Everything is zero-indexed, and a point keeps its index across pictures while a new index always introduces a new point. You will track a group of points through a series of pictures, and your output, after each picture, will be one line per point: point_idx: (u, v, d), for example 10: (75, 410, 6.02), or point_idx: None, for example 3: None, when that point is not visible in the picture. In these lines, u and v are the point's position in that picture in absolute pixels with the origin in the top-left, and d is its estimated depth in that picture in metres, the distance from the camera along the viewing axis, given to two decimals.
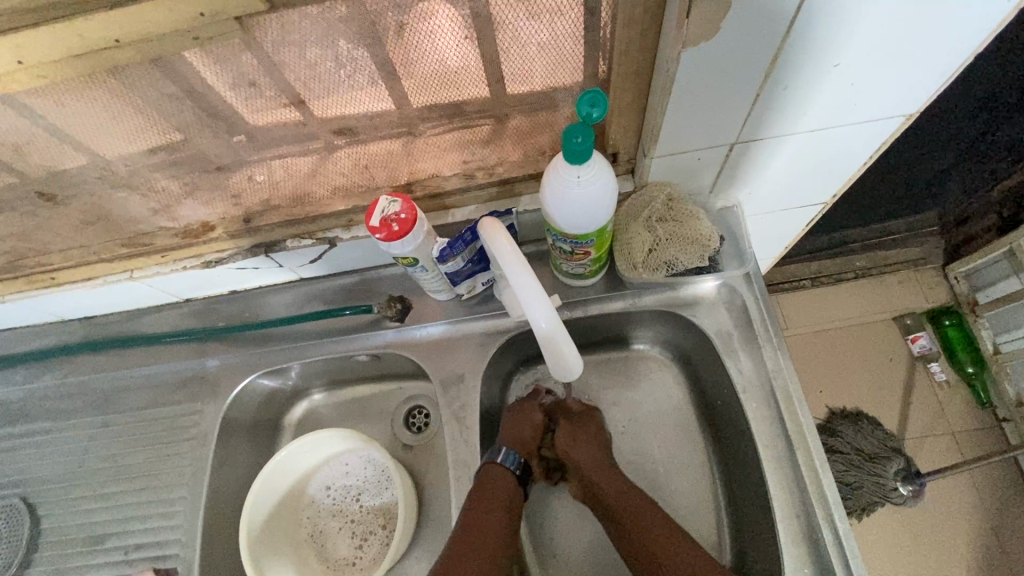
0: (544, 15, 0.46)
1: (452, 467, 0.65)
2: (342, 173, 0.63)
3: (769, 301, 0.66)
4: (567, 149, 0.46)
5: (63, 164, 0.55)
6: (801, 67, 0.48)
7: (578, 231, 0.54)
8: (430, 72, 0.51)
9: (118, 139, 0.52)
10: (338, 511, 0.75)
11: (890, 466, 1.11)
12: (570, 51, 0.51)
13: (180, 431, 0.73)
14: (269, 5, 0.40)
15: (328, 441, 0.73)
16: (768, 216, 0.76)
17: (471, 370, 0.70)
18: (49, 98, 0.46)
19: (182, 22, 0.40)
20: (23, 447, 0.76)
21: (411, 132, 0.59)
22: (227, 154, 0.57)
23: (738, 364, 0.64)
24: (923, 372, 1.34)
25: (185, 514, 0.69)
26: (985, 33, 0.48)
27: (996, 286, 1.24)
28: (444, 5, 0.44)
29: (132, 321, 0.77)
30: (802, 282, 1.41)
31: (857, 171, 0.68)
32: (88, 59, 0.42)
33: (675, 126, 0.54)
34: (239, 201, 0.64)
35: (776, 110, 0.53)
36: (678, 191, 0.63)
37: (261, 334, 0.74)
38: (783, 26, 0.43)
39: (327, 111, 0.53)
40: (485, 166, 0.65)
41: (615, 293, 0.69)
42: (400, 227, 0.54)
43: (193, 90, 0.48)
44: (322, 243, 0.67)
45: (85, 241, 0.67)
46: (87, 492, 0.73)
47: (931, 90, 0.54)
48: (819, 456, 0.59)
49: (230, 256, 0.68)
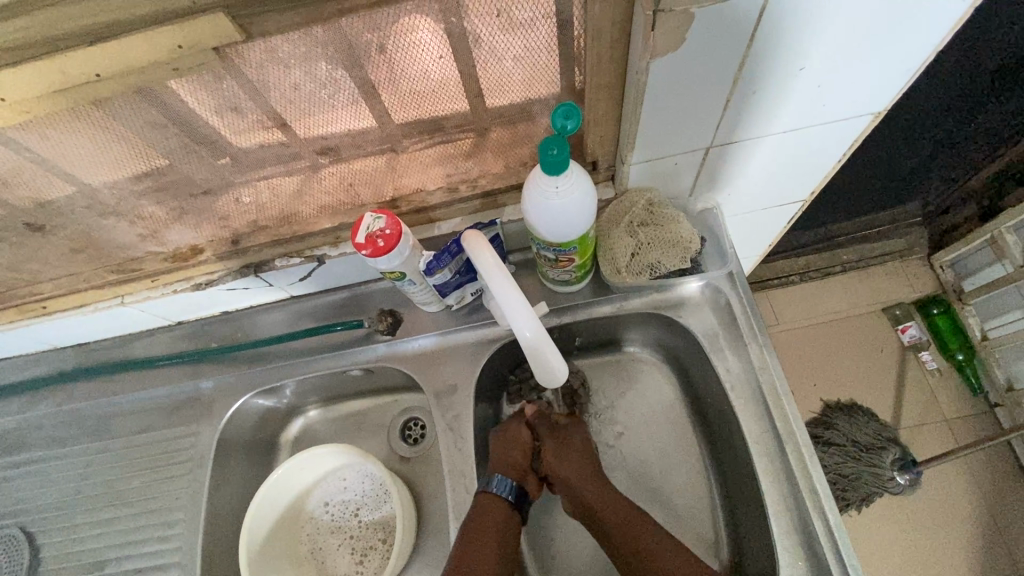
0: (519, 29, 0.47)
1: (448, 476, 0.65)
2: (328, 192, 0.64)
3: (752, 299, 0.67)
4: (543, 161, 0.47)
5: (51, 194, 0.56)
6: (768, 73, 0.50)
7: (560, 239, 0.55)
8: (409, 90, 0.52)
9: (104, 168, 0.53)
10: (337, 527, 0.75)
11: (886, 457, 1.12)
12: (546, 63, 0.52)
13: (176, 453, 0.73)
14: (245, 35, 0.42)
15: (324, 457, 0.73)
16: (749, 215, 0.77)
17: (463, 380, 0.70)
18: (34, 133, 0.47)
19: (159, 55, 0.41)
20: (21, 476, 0.76)
21: (394, 149, 0.60)
22: (212, 178, 0.58)
23: (725, 363, 0.65)
24: (915, 361, 1.35)
25: (183, 536, 0.69)
26: (941, 33, 0.49)
27: (981, 274, 1.27)
28: (421, 23, 0.45)
29: (125, 346, 0.78)
30: (791, 277, 1.43)
31: (833, 168, 0.69)
32: (70, 94, 0.43)
33: (649, 134, 0.55)
34: (227, 223, 0.65)
35: (748, 114, 0.55)
36: (658, 195, 0.65)
37: (253, 354, 0.75)
38: (746, 33, 0.45)
39: (310, 131, 0.54)
40: (469, 178, 0.66)
41: (603, 297, 0.70)
42: (384, 243, 0.55)
43: (176, 118, 0.49)
44: (311, 261, 0.68)
45: (76, 269, 0.67)
46: (86, 519, 0.73)
47: (897, 88, 0.56)
48: (807, 448, 0.60)
49: (220, 278, 0.69)
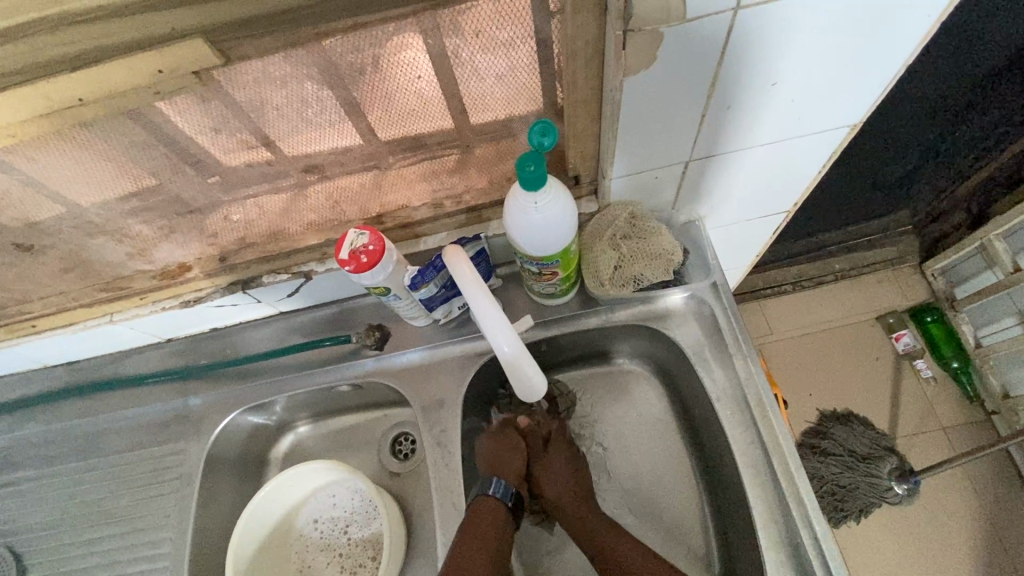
0: (498, 49, 0.48)
1: (436, 492, 0.65)
2: (314, 209, 0.65)
3: (736, 311, 0.67)
4: (521, 177, 0.48)
5: (40, 215, 0.56)
6: (742, 89, 0.51)
7: (542, 253, 0.56)
8: (392, 108, 0.53)
9: (92, 188, 0.54)
10: (326, 545, 0.75)
11: (883, 467, 1.13)
12: (526, 81, 0.53)
13: (165, 471, 0.73)
14: (226, 58, 0.42)
15: (313, 473, 0.73)
16: (733, 226, 0.78)
17: (451, 394, 0.70)
18: (22, 155, 0.48)
19: (142, 79, 0.42)
20: (10, 495, 0.76)
21: (379, 166, 0.61)
22: (199, 197, 0.59)
23: (711, 375, 0.66)
24: (910, 370, 1.35)
25: (171, 555, 0.68)
26: (910, 46, 0.50)
27: (973, 281, 1.27)
28: (403, 43, 0.46)
29: (115, 363, 0.78)
30: (784, 287, 1.43)
31: (814, 179, 0.70)
32: (55, 118, 0.43)
33: (628, 149, 0.56)
34: (215, 240, 0.65)
35: (724, 129, 0.56)
36: (641, 209, 0.65)
37: (242, 370, 0.75)
38: (716, 50, 0.46)
39: (295, 149, 0.55)
40: (454, 194, 0.67)
41: (589, 310, 0.70)
42: (368, 259, 0.55)
43: (162, 139, 0.49)
44: (297, 277, 0.69)
45: (66, 287, 0.68)
46: (74, 538, 0.73)
47: (870, 100, 0.57)
48: (793, 458, 0.60)
49: (208, 294, 0.69)
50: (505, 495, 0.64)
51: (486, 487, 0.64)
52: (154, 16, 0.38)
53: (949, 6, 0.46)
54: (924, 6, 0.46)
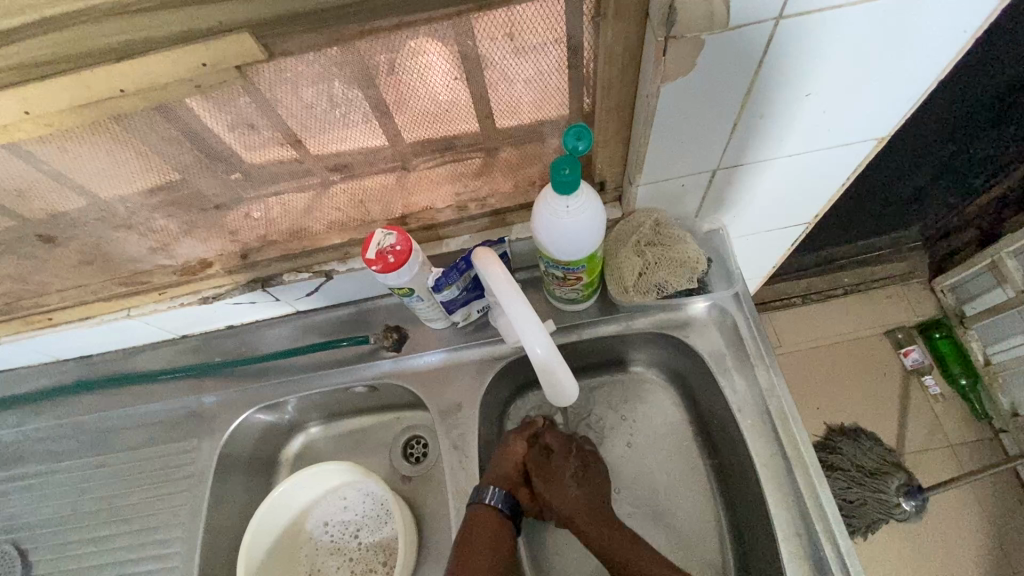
0: (531, 53, 0.48)
1: (453, 497, 0.64)
2: (338, 209, 0.64)
3: (758, 320, 0.67)
4: (556, 180, 0.48)
5: (65, 207, 0.56)
6: (775, 99, 0.51)
7: (569, 257, 0.56)
8: (422, 109, 0.53)
9: (119, 181, 0.54)
10: (336, 549, 0.74)
11: (891, 483, 1.11)
12: (556, 86, 0.53)
13: (176, 468, 0.72)
14: (267, 55, 0.42)
15: (325, 474, 0.72)
16: (753, 236, 0.78)
17: (468, 398, 0.70)
18: (54, 145, 0.48)
19: (185, 72, 0.42)
20: (17, 490, 0.75)
21: (405, 167, 0.61)
22: (224, 193, 0.59)
23: (732, 385, 0.65)
24: (918, 386, 1.35)
25: (180, 555, 0.67)
26: (945, 61, 0.50)
27: (983, 298, 1.27)
28: (434, 43, 0.46)
29: (128, 359, 0.77)
30: (793, 299, 1.43)
31: (837, 191, 0.70)
32: (91, 110, 0.43)
33: (658, 155, 0.56)
34: (236, 237, 0.65)
35: (754, 138, 0.56)
36: (666, 216, 0.65)
37: (256, 368, 0.74)
38: (755, 59, 0.46)
39: (323, 148, 0.55)
40: (477, 198, 0.67)
41: (609, 316, 0.70)
42: (395, 259, 0.55)
43: (193, 133, 0.49)
44: (317, 276, 0.68)
45: (84, 280, 0.67)
46: (81, 536, 0.72)
47: (899, 116, 0.57)
48: (817, 473, 0.59)
49: (227, 291, 0.69)
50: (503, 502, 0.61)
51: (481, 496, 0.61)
52: (202, 10, 0.38)
53: (987, 21, 0.46)
54: (962, 20, 0.46)
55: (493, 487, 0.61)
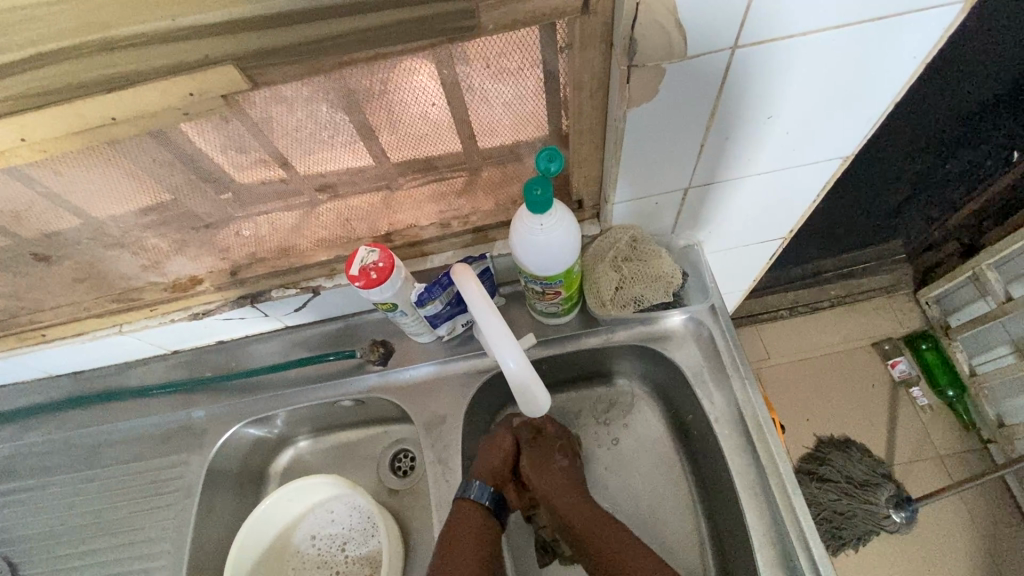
0: (506, 78, 0.51)
1: (436, 509, 0.65)
2: (325, 227, 0.67)
3: (734, 333, 0.68)
4: (528, 200, 0.50)
5: (60, 226, 0.58)
6: (739, 122, 0.53)
7: (546, 273, 0.58)
8: (404, 131, 0.55)
9: (112, 201, 0.56)
10: (323, 562, 0.75)
11: (880, 494, 1.15)
12: (532, 109, 0.55)
13: (165, 482, 0.73)
14: (252, 84, 0.44)
15: (313, 487, 0.73)
16: (730, 251, 0.80)
17: (453, 410, 0.71)
18: (48, 168, 0.50)
19: (174, 101, 0.44)
20: (7, 504, 0.76)
21: (390, 186, 0.64)
22: (214, 213, 0.61)
23: (709, 397, 0.67)
24: (906, 397, 1.36)
25: (168, 569, 0.68)
26: (898, 84, 0.53)
27: (966, 309, 1.29)
28: (416, 66, 0.48)
29: (120, 374, 0.79)
30: (780, 312, 1.45)
31: (808, 208, 0.72)
32: (85, 136, 0.45)
33: (630, 175, 0.58)
34: (226, 255, 0.67)
35: (722, 159, 0.58)
36: (642, 232, 0.67)
37: (245, 382, 0.76)
38: (716, 84, 0.48)
39: (309, 169, 0.57)
40: (460, 215, 0.69)
41: (590, 329, 0.72)
42: (377, 275, 0.57)
43: (183, 156, 0.51)
44: (306, 292, 0.70)
45: (77, 297, 0.69)
46: (70, 550, 0.72)
47: (861, 136, 0.59)
48: (791, 482, 0.61)
49: (218, 307, 0.71)
50: (487, 498, 0.63)
51: (466, 491, 0.63)
52: (189, 44, 0.40)
53: (934, 47, 0.49)
54: (909, 47, 0.48)
55: (477, 481, 0.63)
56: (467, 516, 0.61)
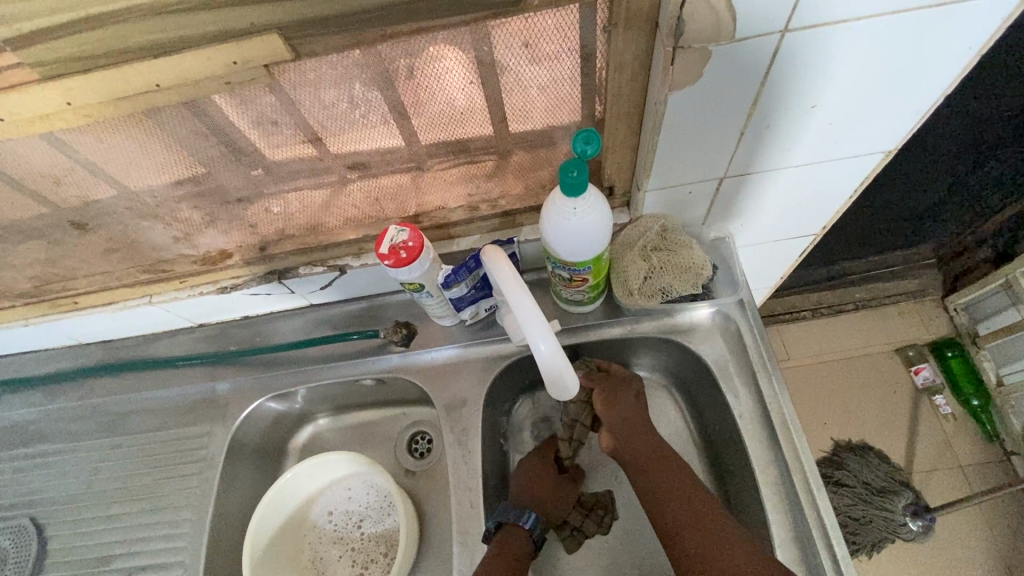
0: (544, 60, 0.50)
1: (453, 489, 0.66)
2: (354, 205, 0.67)
3: (761, 327, 0.67)
4: (564, 182, 0.50)
5: (97, 195, 0.59)
6: (781, 110, 0.52)
7: (577, 258, 0.57)
8: (438, 112, 0.55)
9: (149, 171, 0.56)
10: (339, 538, 0.75)
11: (898, 501, 1.12)
12: (568, 94, 0.55)
13: (188, 452, 0.74)
14: (294, 55, 0.44)
15: (332, 463, 0.74)
16: (760, 246, 0.79)
17: (474, 394, 0.71)
18: (88, 135, 0.50)
19: (217, 69, 0.44)
20: (36, 467, 0.78)
21: (419, 167, 0.64)
22: (246, 188, 0.61)
23: (734, 391, 0.66)
24: (928, 405, 1.34)
25: (189, 536, 0.70)
26: (949, 77, 0.51)
27: (996, 318, 1.24)
28: (451, 49, 0.48)
29: (148, 344, 0.80)
30: (802, 313, 1.43)
31: (844, 204, 0.70)
32: (128, 102, 0.46)
33: (665, 162, 0.57)
34: (255, 230, 0.67)
35: (761, 148, 0.57)
36: (673, 222, 0.66)
37: (269, 358, 0.77)
38: (761, 70, 0.47)
39: (341, 147, 0.57)
40: (489, 199, 0.68)
41: (614, 319, 0.71)
42: (407, 254, 0.57)
43: (220, 128, 0.52)
44: (333, 270, 0.70)
45: (110, 267, 0.70)
46: (95, 513, 0.74)
47: (906, 129, 0.57)
48: (816, 481, 0.60)
49: (246, 282, 0.71)
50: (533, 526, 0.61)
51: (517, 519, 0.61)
52: (234, 11, 0.40)
53: (991, 37, 0.48)
54: (966, 37, 0.47)
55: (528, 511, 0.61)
56: (517, 541, 0.60)
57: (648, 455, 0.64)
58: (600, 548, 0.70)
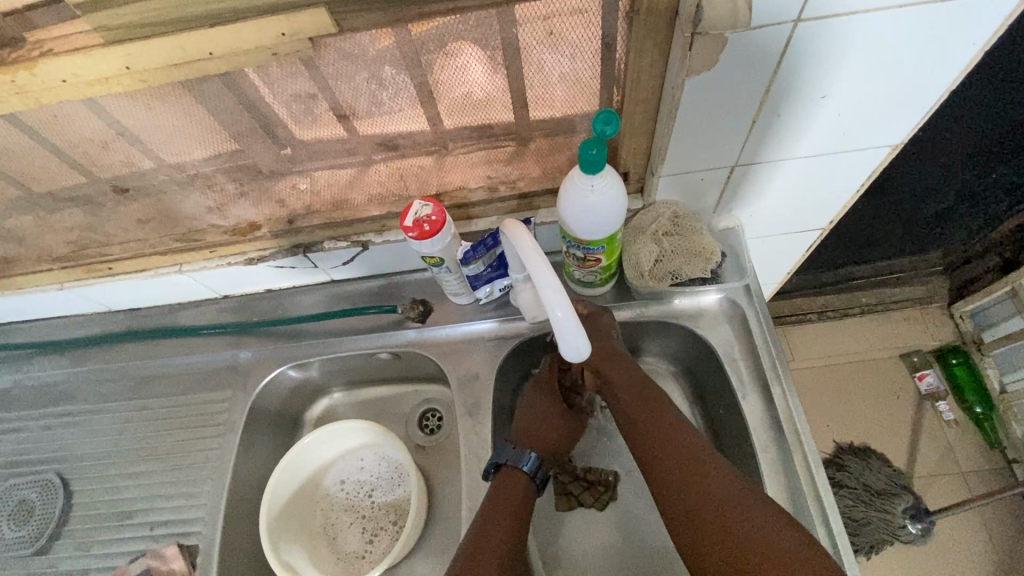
0: (567, 47, 0.53)
1: (464, 459, 0.68)
2: (379, 183, 0.69)
3: (766, 312, 0.70)
4: (583, 159, 0.52)
5: (139, 163, 0.62)
6: (792, 98, 0.54)
7: (591, 237, 0.60)
8: (464, 95, 0.58)
9: (191, 141, 0.60)
10: (350, 506, 0.78)
11: (898, 505, 1.15)
12: (589, 80, 0.57)
13: (210, 416, 0.78)
14: (338, 29, 0.47)
15: (346, 432, 0.77)
16: (768, 239, 0.81)
17: (486, 369, 0.74)
18: (139, 102, 0.53)
19: (266, 40, 0.47)
20: (64, 425, 0.81)
21: (443, 148, 0.66)
22: (278, 162, 0.64)
23: (738, 372, 0.68)
24: (932, 411, 1.34)
25: (210, 495, 0.73)
26: (954, 72, 0.54)
27: (1000, 326, 1.27)
28: (469, 46, 0.52)
29: (174, 313, 0.83)
30: (808, 315, 1.44)
31: (851, 198, 0.73)
32: (182, 69, 0.49)
33: (679, 147, 0.60)
34: (284, 204, 0.71)
35: (771, 136, 0.59)
36: (684, 209, 0.69)
37: (290, 330, 0.80)
38: (774, 59, 0.50)
39: (372, 123, 0.60)
40: (508, 181, 0.71)
41: (624, 302, 0.73)
42: (430, 228, 0.60)
43: (261, 101, 0.55)
44: (356, 245, 0.73)
45: (144, 235, 0.73)
46: (119, 471, 0.77)
47: (912, 123, 0.60)
48: (814, 461, 0.62)
49: (272, 254, 0.75)
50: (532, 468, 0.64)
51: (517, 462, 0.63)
52: None
53: (994, 35, 0.50)
54: (971, 33, 0.49)
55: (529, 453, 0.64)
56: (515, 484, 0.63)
57: (647, 412, 0.63)
58: (603, 524, 0.73)
